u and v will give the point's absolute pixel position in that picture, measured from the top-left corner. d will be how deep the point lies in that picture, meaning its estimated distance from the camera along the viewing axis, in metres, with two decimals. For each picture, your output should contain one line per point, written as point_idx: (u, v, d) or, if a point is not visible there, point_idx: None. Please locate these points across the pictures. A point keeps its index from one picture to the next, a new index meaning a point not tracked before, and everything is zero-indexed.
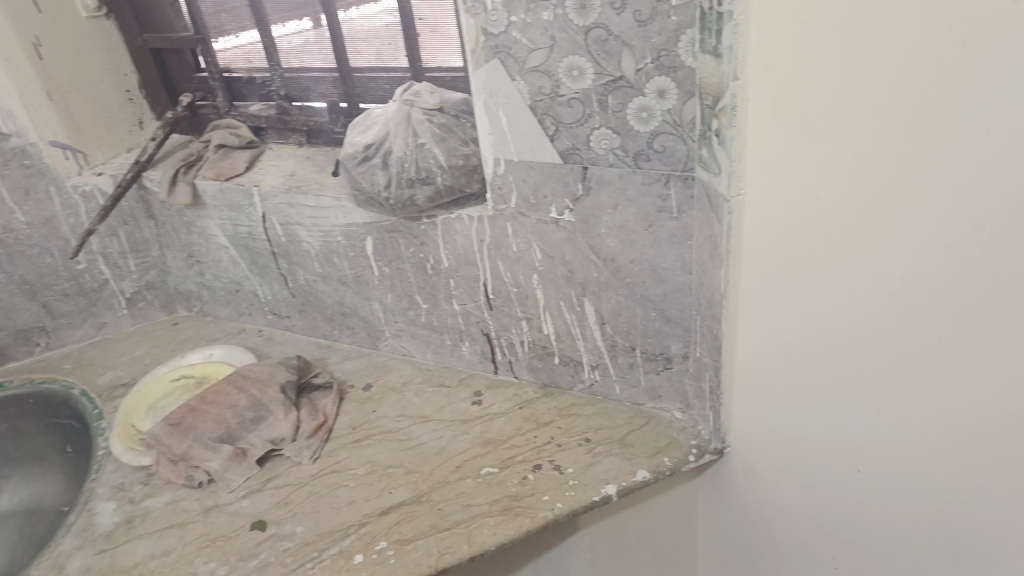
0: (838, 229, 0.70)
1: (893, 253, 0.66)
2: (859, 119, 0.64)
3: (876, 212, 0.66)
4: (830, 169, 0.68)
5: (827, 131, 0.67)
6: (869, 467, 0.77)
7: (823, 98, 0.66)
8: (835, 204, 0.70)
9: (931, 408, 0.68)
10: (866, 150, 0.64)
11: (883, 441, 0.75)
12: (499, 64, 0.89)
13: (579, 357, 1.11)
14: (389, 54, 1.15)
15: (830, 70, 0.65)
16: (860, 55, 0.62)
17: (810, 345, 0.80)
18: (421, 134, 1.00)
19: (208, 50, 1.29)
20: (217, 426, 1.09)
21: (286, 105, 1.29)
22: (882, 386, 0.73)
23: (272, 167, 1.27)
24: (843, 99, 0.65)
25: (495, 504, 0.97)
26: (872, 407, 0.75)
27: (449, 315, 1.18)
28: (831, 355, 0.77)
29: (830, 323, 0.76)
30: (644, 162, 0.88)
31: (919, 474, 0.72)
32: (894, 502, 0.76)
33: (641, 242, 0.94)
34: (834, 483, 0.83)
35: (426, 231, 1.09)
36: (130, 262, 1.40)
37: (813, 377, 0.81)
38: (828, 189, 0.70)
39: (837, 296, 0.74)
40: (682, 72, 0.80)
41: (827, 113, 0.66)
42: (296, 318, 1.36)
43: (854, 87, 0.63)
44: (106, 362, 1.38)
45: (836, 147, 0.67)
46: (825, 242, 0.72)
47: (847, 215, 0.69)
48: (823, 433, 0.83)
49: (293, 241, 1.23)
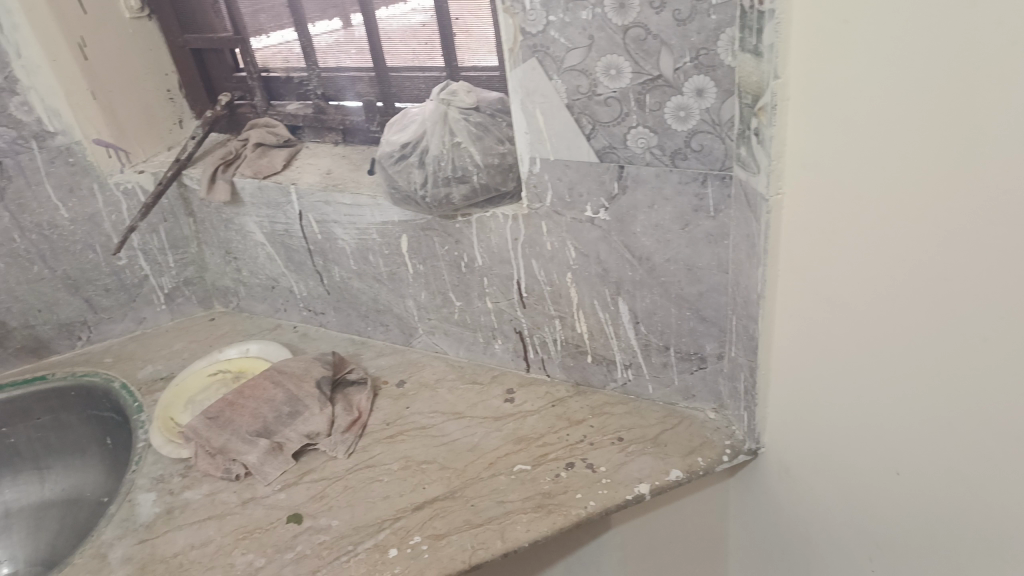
0: (878, 229, 0.70)
1: (935, 254, 0.65)
2: (900, 119, 0.63)
3: (918, 212, 0.65)
4: (871, 168, 0.68)
5: (868, 130, 0.67)
6: (909, 469, 0.77)
7: (864, 97, 0.66)
8: (875, 203, 0.69)
9: (974, 412, 0.67)
10: (907, 150, 0.64)
11: (923, 443, 0.74)
12: (536, 63, 0.90)
13: (612, 356, 1.11)
14: (425, 54, 1.17)
15: (871, 69, 0.64)
16: (902, 54, 0.61)
17: (848, 345, 0.79)
18: (457, 132, 1.01)
19: (247, 50, 1.31)
20: (254, 420, 1.12)
21: (322, 104, 1.31)
22: (922, 388, 0.72)
23: (309, 165, 1.28)
24: (884, 98, 0.64)
25: (528, 501, 0.97)
26: (911, 409, 0.74)
27: (483, 313, 1.18)
28: (870, 356, 0.77)
29: (868, 323, 0.75)
30: (681, 161, 0.88)
31: (960, 477, 0.71)
32: (935, 506, 0.75)
33: (677, 242, 0.94)
34: (871, 484, 0.83)
35: (461, 229, 1.10)
36: (169, 258, 1.43)
37: (850, 377, 0.81)
38: (868, 189, 0.69)
39: (876, 296, 0.73)
40: (721, 71, 0.80)
41: (868, 111, 0.66)
42: (330, 314, 1.37)
43: (896, 86, 0.63)
44: (145, 356, 1.40)
45: (878, 146, 0.67)
46: (864, 242, 0.72)
47: (888, 215, 0.68)
48: (861, 434, 0.82)
49: (329, 238, 1.25)
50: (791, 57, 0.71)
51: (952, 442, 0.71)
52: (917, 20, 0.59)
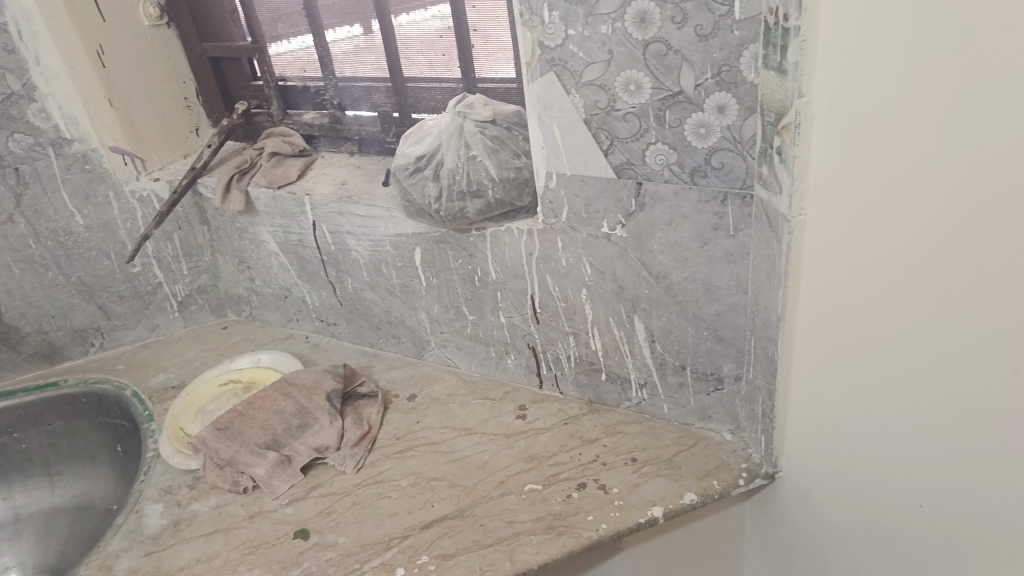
0: (904, 252, 0.68)
1: (966, 280, 0.63)
2: (928, 142, 0.62)
3: (948, 236, 0.63)
4: (897, 190, 0.66)
5: (894, 151, 0.65)
6: (932, 497, 0.74)
7: (891, 117, 0.64)
8: (900, 228, 0.67)
9: (1000, 439, 0.65)
10: (936, 170, 0.62)
11: (947, 472, 0.72)
12: (555, 77, 0.88)
13: (627, 374, 1.09)
14: (442, 64, 1.15)
15: (899, 91, 0.62)
16: (932, 75, 0.59)
17: (871, 371, 0.77)
18: (473, 146, 1.00)
19: (264, 58, 1.30)
20: (263, 432, 1.10)
21: (339, 114, 1.30)
22: (946, 414, 0.70)
23: (324, 175, 1.28)
24: (912, 119, 0.62)
25: (539, 521, 0.96)
26: (935, 435, 0.72)
27: (496, 327, 1.17)
28: (893, 382, 0.75)
29: (893, 350, 0.73)
30: (700, 178, 0.86)
31: (986, 510, 0.68)
32: (958, 537, 0.72)
33: (695, 260, 0.92)
34: (890, 511, 0.80)
35: (476, 243, 1.08)
36: (183, 266, 1.43)
37: (871, 402, 0.78)
38: (893, 211, 0.67)
39: (901, 323, 0.71)
40: (743, 88, 0.78)
41: (895, 132, 0.64)
42: (343, 325, 1.36)
43: (925, 106, 0.61)
44: (157, 363, 1.40)
45: (904, 171, 0.65)
46: (889, 267, 0.70)
47: (914, 238, 0.66)
48: (881, 463, 0.80)
49: (343, 250, 1.24)
50: (814, 76, 0.69)
51: (978, 473, 0.68)
52: (947, 40, 0.57)
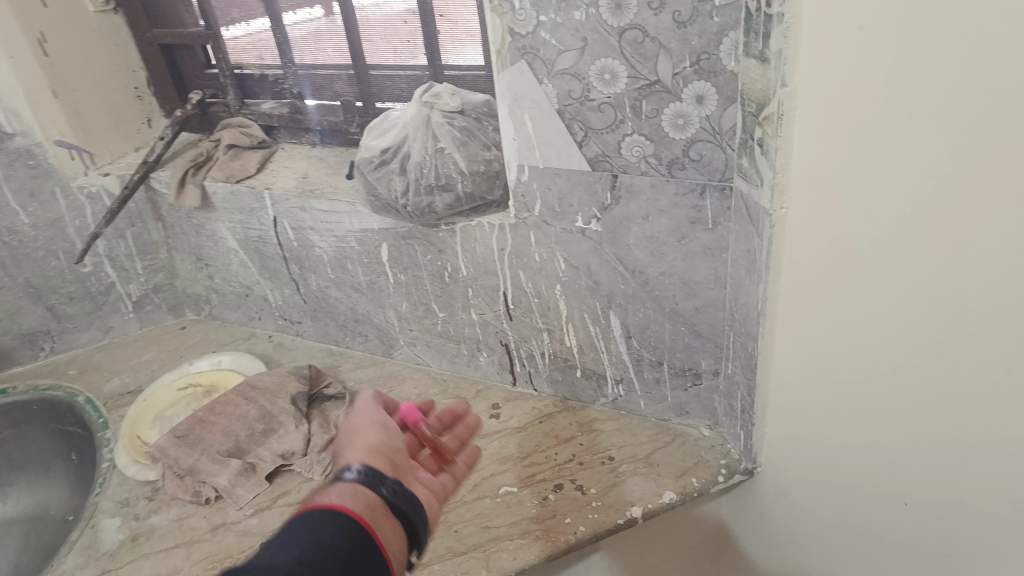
0: (889, 247, 0.66)
1: (954, 277, 0.61)
2: (916, 134, 0.59)
3: (939, 233, 0.61)
4: (883, 184, 0.64)
5: (882, 144, 0.62)
6: (919, 496, 0.73)
7: (880, 110, 0.61)
8: (886, 223, 0.65)
9: (993, 439, 0.63)
10: (927, 164, 0.59)
11: (936, 472, 0.70)
12: (526, 66, 0.84)
13: (603, 371, 1.06)
14: (407, 51, 1.11)
15: (887, 81, 0.60)
16: (926, 65, 0.57)
17: (853, 368, 0.75)
18: (441, 138, 0.96)
19: (219, 45, 1.24)
20: (226, 438, 1.06)
21: (299, 104, 1.25)
22: (935, 413, 0.68)
23: (284, 168, 1.22)
24: (902, 111, 0.60)
25: (514, 526, 0.93)
26: (923, 435, 0.70)
27: (466, 324, 1.13)
28: (876, 379, 0.73)
29: (878, 347, 0.71)
30: (678, 170, 0.83)
31: (977, 509, 0.67)
32: (948, 536, 0.71)
33: (672, 255, 0.89)
34: (873, 509, 0.79)
35: (445, 238, 1.04)
36: (137, 265, 1.36)
37: (854, 399, 0.77)
38: (881, 207, 0.65)
39: (886, 320, 0.69)
40: (723, 77, 0.75)
41: (882, 124, 0.62)
42: (307, 323, 1.32)
43: (917, 98, 0.58)
44: (112, 367, 1.34)
45: (890, 164, 0.62)
46: (873, 263, 0.68)
47: (903, 234, 0.64)
48: (863, 460, 0.78)
49: (306, 246, 1.19)
50: (799, 66, 0.67)
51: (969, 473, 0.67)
52: (943, 30, 0.55)
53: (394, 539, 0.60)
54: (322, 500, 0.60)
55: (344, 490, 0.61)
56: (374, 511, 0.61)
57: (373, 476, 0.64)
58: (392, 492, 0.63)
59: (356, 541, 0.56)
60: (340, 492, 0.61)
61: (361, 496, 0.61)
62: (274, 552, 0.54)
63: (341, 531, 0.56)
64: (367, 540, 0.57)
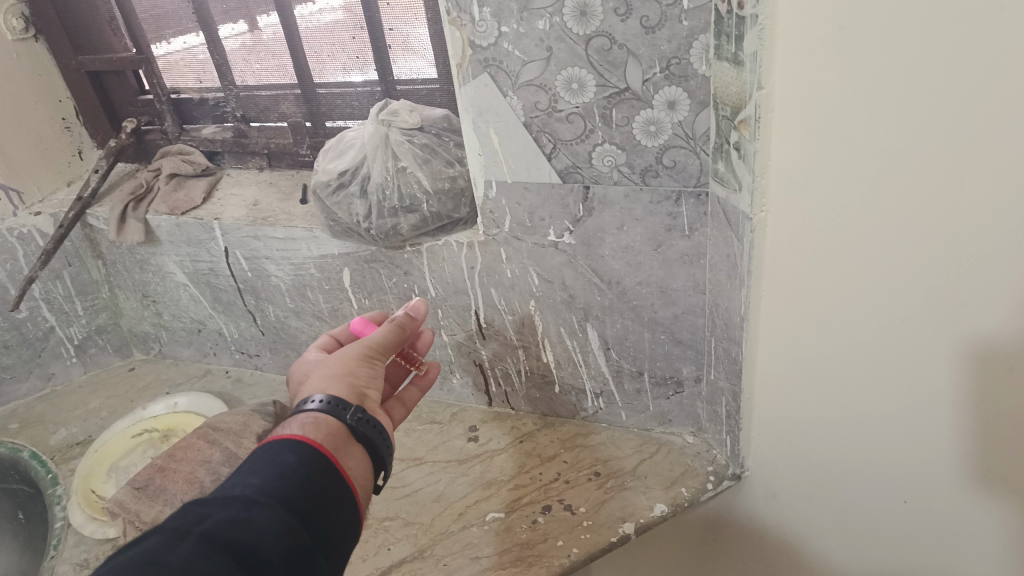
0: (867, 243, 0.63)
1: (933, 270, 0.58)
2: (888, 125, 0.56)
3: (924, 230, 0.57)
4: (857, 180, 0.61)
5: (862, 139, 0.59)
6: (919, 497, 0.70)
7: (861, 106, 0.58)
8: (862, 220, 0.62)
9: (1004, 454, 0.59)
10: (907, 161, 0.56)
11: (934, 470, 0.67)
12: (489, 79, 0.81)
13: (582, 385, 1.04)
14: (356, 66, 1.07)
15: (858, 71, 0.57)
16: (902, 56, 0.53)
17: (837, 367, 0.72)
18: (401, 156, 0.93)
19: (152, 71, 1.18)
20: (190, 486, 0.99)
21: (243, 127, 1.19)
22: (927, 415, 0.65)
23: (232, 196, 1.16)
24: (884, 107, 0.56)
25: (505, 554, 0.89)
26: (917, 437, 0.67)
27: (438, 346, 1.09)
28: (861, 378, 0.70)
29: (861, 345, 0.68)
30: (652, 178, 0.81)
31: (991, 522, 0.64)
32: (958, 544, 0.68)
33: (649, 263, 0.87)
34: (880, 516, 0.76)
35: (410, 260, 1.00)
36: (77, 306, 1.28)
37: (840, 399, 0.74)
38: (861, 205, 0.61)
39: (867, 317, 0.66)
40: (694, 81, 0.73)
41: (854, 115, 0.59)
42: (266, 356, 1.26)
43: (884, 88, 0.55)
44: (57, 418, 1.25)
45: (864, 157, 0.59)
46: (851, 261, 0.65)
47: (885, 233, 0.61)
48: (856, 458, 0.76)
49: (261, 276, 1.13)
50: (775, 67, 0.64)
51: (981, 487, 0.63)
52: (923, 22, 0.51)
53: (359, 466, 0.59)
54: (287, 431, 0.58)
55: (305, 421, 0.60)
56: (338, 439, 0.59)
57: (338, 404, 0.62)
58: (359, 417, 0.62)
59: (320, 470, 0.54)
60: (303, 424, 0.59)
61: (324, 425, 0.59)
62: (237, 481, 0.52)
63: (303, 459, 0.54)
64: (328, 472, 0.55)
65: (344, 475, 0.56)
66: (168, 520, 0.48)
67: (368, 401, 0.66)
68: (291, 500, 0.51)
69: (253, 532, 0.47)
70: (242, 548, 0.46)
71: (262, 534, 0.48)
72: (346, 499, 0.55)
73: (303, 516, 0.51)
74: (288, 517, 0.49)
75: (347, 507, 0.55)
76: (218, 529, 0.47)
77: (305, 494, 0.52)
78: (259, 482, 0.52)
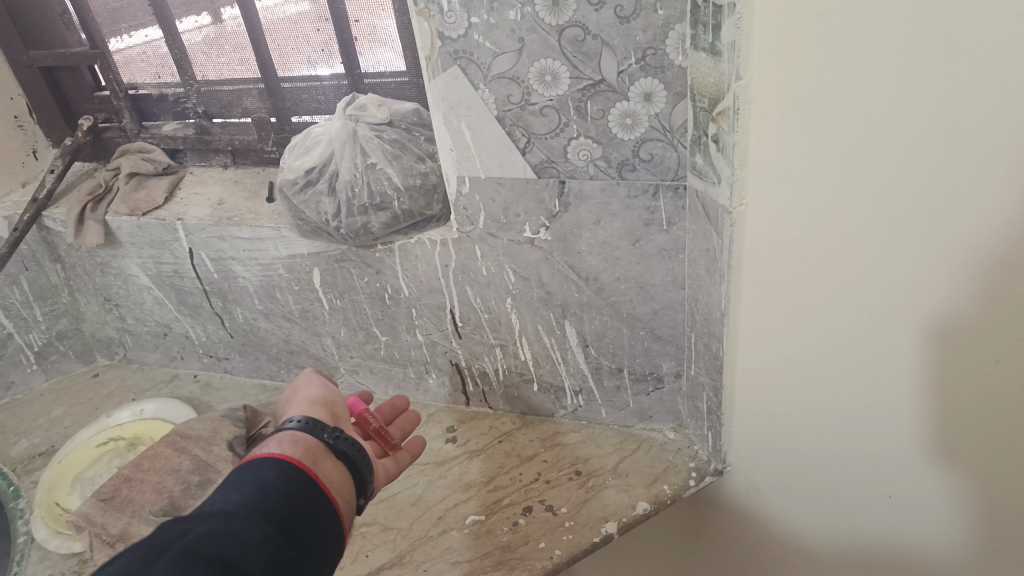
0: (843, 230, 0.61)
1: (904, 255, 0.56)
2: (861, 107, 0.55)
3: (896, 215, 0.55)
4: (833, 166, 0.59)
5: (837, 122, 0.57)
6: (895, 487, 0.68)
7: (836, 89, 0.56)
8: (838, 206, 0.60)
9: (984, 450, 0.57)
10: (879, 145, 0.54)
11: (907, 460, 0.65)
12: (459, 72, 0.78)
13: (561, 383, 1.02)
14: (321, 59, 1.03)
15: (831, 52, 0.55)
16: (872, 34, 0.51)
17: (815, 357, 0.71)
18: (370, 152, 0.90)
19: (108, 65, 1.13)
20: (158, 496, 0.95)
21: (204, 123, 1.15)
22: (900, 404, 0.63)
23: (195, 195, 1.12)
24: (865, 91, 0.54)
25: (487, 558, 0.87)
26: (890, 427, 0.65)
27: (412, 346, 1.07)
28: (837, 368, 0.68)
29: (838, 335, 0.66)
30: (629, 172, 0.79)
31: (972, 527, 0.61)
32: (933, 536, 0.66)
33: (627, 259, 0.86)
34: (861, 518, 0.74)
35: (382, 259, 0.97)
36: (36, 312, 1.24)
37: (818, 390, 0.72)
38: (837, 191, 0.60)
39: (843, 307, 0.64)
40: (671, 72, 0.71)
41: (828, 98, 0.57)
42: (236, 359, 1.22)
43: (856, 69, 0.54)
44: (18, 429, 1.21)
45: (839, 141, 0.57)
46: (828, 248, 0.63)
47: (859, 220, 0.59)
48: (834, 449, 0.74)
49: (228, 277, 1.10)
50: (753, 56, 0.62)
51: (957, 477, 0.61)
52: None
53: (340, 479, 0.57)
54: (264, 450, 0.56)
55: (282, 439, 0.58)
56: (316, 455, 0.57)
57: (313, 424, 0.60)
58: (336, 436, 0.60)
59: (301, 483, 0.52)
60: (280, 442, 0.57)
61: (301, 443, 0.57)
62: (216, 499, 0.50)
63: (282, 473, 0.52)
64: (312, 484, 0.53)
65: (325, 489, 0.54)
66: (149, 536, 0.47)
67: (340, 425, 0.65)
68: (273, 511, 0.49)
69: (234, 544, 0.45)
70: (224, 561, 0.44)
71: (244, 544, 0.45)
72: (329, 512, 0.53)
73: (286, 527, 0.48)
74: (270, 528, 0.47)
75: (330, 521, 0.53)
76: (197, 543, 0.45)
77: (286, 507, 0.50)
78: (238, 497, 0.50)
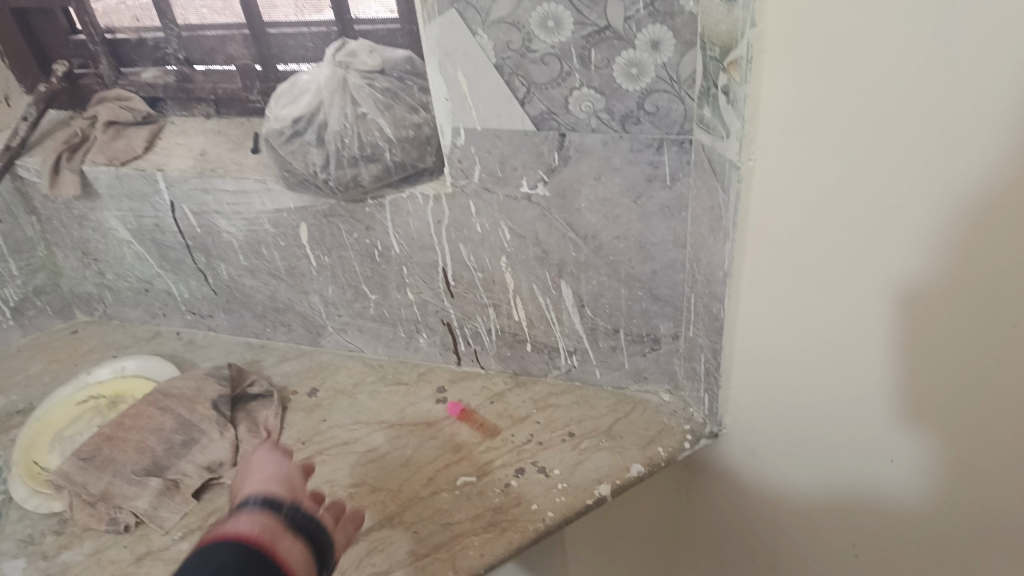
0: (839, 181, 0.58)
1: (895, 205, 0.53)
2: (859, 46, 0.52)
3: (890, 162, 0.52)
4: (832, 112, 0.56)
5: (836, 64, 0.54)
6: (877, 451, 0.65)
7: (836, 28, 0.53)
8: (835, 156, 0.57)
9: (962, 411, 0.54)
10: (876, 86, 0.51)
11: (888, 422, 0.62)
12: (457, 16, 0.75)
13: (555, 343, 1.00)
14: (309, 5, 0.98)
15: None
16: None
17: (808, 316, 0.68)
18: (361, 101, 0.86)
19: (83, 7, 1.08)
20: (140, 455, 0.92)
21: (186, 70, 1.09)
22: (884, 363, 0.60)
23: (177, 145, 1.09)
24: (867, 33, 0.51)
25: (478, 519, 0.85)
26: (875, 387, 0.63)
27: (402, 305, 1.04)
28: (827, 327, 0.66)
29: (829, 293, 0.64)
30: (632, 125, 0.76)
31: (949, 501, 0.58)
32: (912, 503, 0.63)
33: (627, 216, 0.83)
34: (846, 483, 0.71)
35: (372, 214, 0.94)
36: (11, 265, 1.19)
37: (809, 349, 0.70)
38: (835, 140, 0.57)
39: (836, 263, 0.61)
40: (680, 19, 0.68)
41: (829, 37, 0.54)
42: (220, 317, 1.19)
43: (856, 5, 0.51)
44: None
45: (838, 84, 0.55)
46: (824, 200, 0.60)
47: (854, 170, 0.56)
48: (822, 411, 0.71)
49: (212, 232, 1.07)
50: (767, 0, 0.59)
51: (937, 440, 0.57)
52: None
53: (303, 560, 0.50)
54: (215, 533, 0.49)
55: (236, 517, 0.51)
56: (276, 533, 0.50)
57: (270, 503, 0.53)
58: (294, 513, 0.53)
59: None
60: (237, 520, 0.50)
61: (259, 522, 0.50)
62: None
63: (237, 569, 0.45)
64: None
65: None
66: None
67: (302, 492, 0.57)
68: None
69: None
70: None
71: None
72: None
73: None
74: None
75: None
76: None
77: None
78: None
